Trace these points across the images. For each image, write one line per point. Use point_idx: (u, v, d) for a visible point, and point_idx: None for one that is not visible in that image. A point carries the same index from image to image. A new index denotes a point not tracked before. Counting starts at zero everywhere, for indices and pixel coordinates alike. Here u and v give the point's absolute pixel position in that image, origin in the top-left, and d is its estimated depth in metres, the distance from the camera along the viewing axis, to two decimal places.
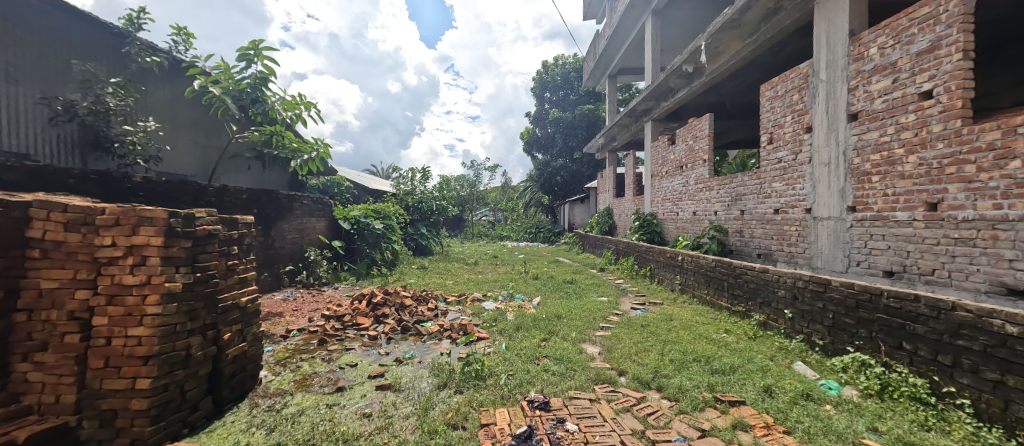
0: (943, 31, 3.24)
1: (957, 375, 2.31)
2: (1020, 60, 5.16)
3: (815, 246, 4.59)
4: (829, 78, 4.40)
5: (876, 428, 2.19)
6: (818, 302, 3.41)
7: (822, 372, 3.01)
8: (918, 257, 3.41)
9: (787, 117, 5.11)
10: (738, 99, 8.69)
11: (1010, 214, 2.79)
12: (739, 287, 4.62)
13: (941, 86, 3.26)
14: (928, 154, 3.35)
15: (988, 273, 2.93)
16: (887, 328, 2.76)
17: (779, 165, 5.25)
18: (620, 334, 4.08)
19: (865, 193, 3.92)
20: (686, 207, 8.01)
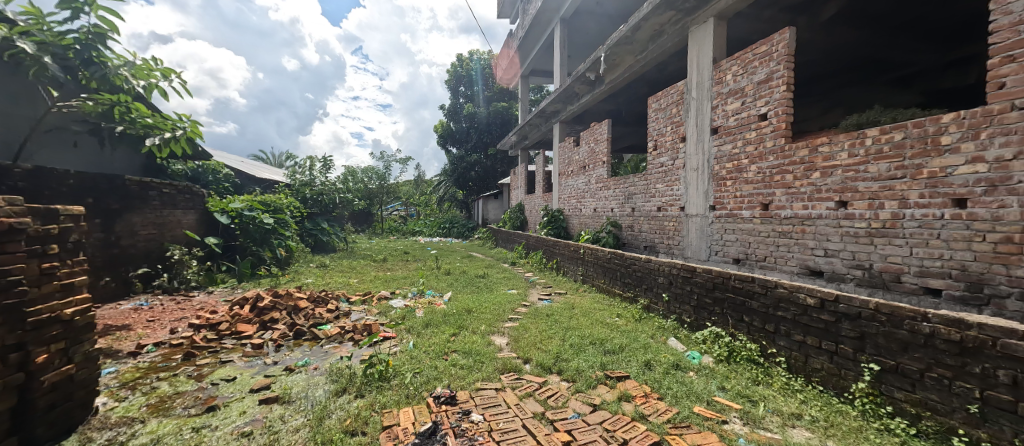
0: (774, 66, 4.04)
1: (777, 338, 2.93)
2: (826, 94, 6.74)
3: (686, 239, 5.38)
4: (698, 96, 5.16)
5: (723, 387, 2.68)
6: (687, 286, 4.00)
7: (688, 345, 3.56)
8: (756, 246, 4.24)
9: (667, 127, 5.88)
10: (632, 108, 9.69)
11: (813, 213, 3.63)
12: (629, 275, 5.19)
13: (773, 110, 4.06)
14: (764, 164, 4.15)
15: (798, 259, 3.78)
16: (733, 305, 3.38)
17: (661, 169, 6.01)
18: (526, 324, 4.28)
19: (722, 194, 4.72)
20: (588, 204, 8.69)
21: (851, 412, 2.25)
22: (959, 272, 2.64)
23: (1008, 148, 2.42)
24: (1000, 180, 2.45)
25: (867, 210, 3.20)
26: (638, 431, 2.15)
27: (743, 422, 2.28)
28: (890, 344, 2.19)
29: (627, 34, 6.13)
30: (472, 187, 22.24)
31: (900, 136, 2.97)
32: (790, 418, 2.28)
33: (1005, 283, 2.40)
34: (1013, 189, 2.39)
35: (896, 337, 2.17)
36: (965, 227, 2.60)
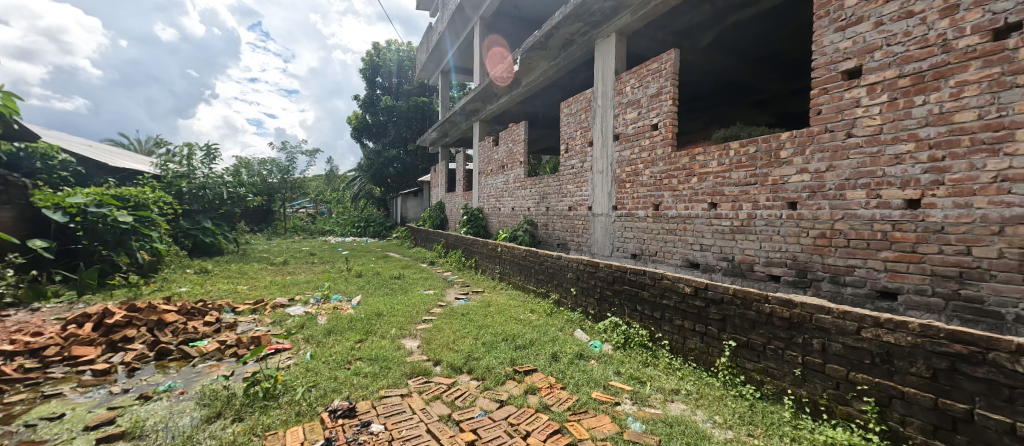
0: (663, 82, 4.54)
1: (662, 324, 3.29)
2: (706, 111, 7.84)
3: (593, 236, 5.79)
4: (603, 104, 5.57)
5: (619, 371, 2.93)
6: (592, 280, 4.29)
7: (592, 335, 3.83)
8: (648, 242, 4.75)
9: (576, 131, 6.25)
10: (548, 112, 10.12)
11: (691, 213, 4.18)
12: (542, 272, 5.40)
13: (662, 122, 4.56)
14: (655, 169, 4.65)
15: (680, 254, 4.32)
16: (629, 296, 3.71)
17: (572, 170, 6.36)
18: (440, 325, 4.20)
19: (622, 195, 5.18)
20: (506, 203, 8.85)
21: (716, 383, 2.65)
22: (791, 261, 3.27)
23: (823, 162, 3.06)
24: (818, 187, 3.09)
25: (731, 211, 3.77)
26: (540, 421, 2.24)
27: (632, 402, 2.52)
28: (743, 323, 2.61)
29: (541, 39, 6.34)
30: (390, 185, 21.16)
31: (754, 149, 3.56)
32: (670, 394, 2.59)
33: (821, 269, 3.06)
34: (827, 195, 3.03)
35: (747, 317, 2.59)
36: (796, 224, 3.23)
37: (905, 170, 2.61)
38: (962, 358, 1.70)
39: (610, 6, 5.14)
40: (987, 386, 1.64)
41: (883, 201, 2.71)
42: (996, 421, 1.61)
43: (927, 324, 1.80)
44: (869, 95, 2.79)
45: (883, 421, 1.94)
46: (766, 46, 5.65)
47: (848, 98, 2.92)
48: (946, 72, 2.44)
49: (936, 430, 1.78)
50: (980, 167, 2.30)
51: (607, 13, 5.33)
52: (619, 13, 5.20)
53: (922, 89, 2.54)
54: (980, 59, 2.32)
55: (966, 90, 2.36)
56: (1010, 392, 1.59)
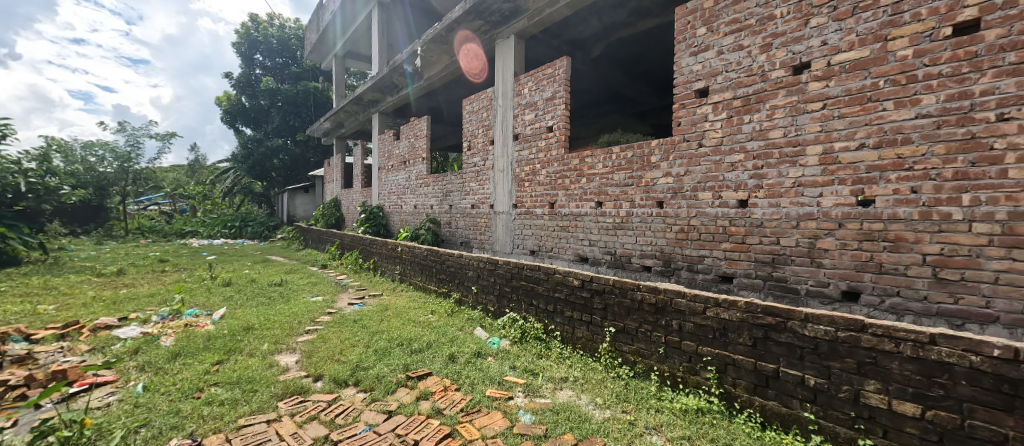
0: (557, 88, 4.80)
1: (555, 317, 3.46)
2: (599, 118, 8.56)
3: (494, 234, 5.86)
4: (502, 104, 5.65)
5: (514, 366, 3.00)
6: (491, 277, 4.32)
7: (491, 332, 3.86)
8: (545, 239, 4.99)
9: (478, 129, 6.24)
10: (452, 108, 9.97)
11: (581, 211, 4.51)
12: (443, 271, 5.25)
13: (556, 124, 4.81)
14: (550, 169, 4.89)
15: (572, 249, 4.62)
16: (525, 291, 3.83)
17: (474, 168, 6.34)
18: (326, 335, 3.78)
19: (521, 194, 5.35)
20: (408, 201, 8.44)
21: (599, 367, 2.89)
22: (659, 253, 3.74)
23: (682, 167, 3.55)
24: (679, 189, 3.58)
25: (613, 209, 4.15)
26: (430, 428, 2.16)
27: (525, 394, 2.60)
28: (620, 310, 2.89)
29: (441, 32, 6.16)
30: (276, 178, 18.53)
31: (631, 154, 3.97)
32: (559, 383, 2.74)
33: (680, 259, 3.57)
34: (685, 196, 3.54)
35: (623, 305, 2.87)
36: (663, 220, 3.70)
37: (738, 175, 3.18)
38: (772, 328, 2.12)
39: (509, 8, 5.24)
40: (788, 348, 2.07)
41: (724, 201, 3.27)
42: (792, 375, 2.04)
43: (751, 302, 2.19)
44: (715, 112, 3.33)
45: (721, 385, 2.33)
46: (644, 63, 6.44)
47: (699, 113, 3.44)
48: (764, 97, 3.04)
49: (755, 388, 2.19)
50: (785, 174, 2.92)
51: (506, 14, 5.42)
52: (517, 16, 5.34)
53: (749, 110, 3.12)
54: (785, 88, 2.94)
55: (776, 113, 2.97)
56: (801, 351, 2.02)
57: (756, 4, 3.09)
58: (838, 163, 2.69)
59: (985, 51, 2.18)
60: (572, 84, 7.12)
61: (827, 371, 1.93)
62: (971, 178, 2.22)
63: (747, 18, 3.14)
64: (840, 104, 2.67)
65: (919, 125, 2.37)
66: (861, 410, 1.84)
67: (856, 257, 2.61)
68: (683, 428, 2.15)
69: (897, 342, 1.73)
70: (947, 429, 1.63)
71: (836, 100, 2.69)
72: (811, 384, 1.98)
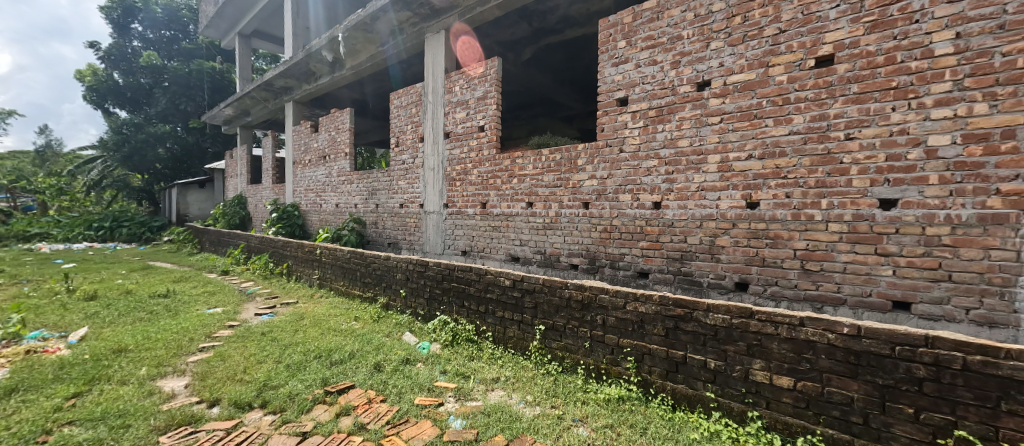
0: (488, 88, 4.77)
1: (487, 317, 3.42)
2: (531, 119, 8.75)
3: (424, 235, 5.65)
4: (432, 101, 5.46)
5: (445, 370, 2.90)
6: (421, 280, 4.12)
7: (421, 336, 3.69)
8: (477, 239, 4.93)
9: (406, 125, 5.95)
10: (378, 101, 9.42)
11: (512, 211, 4.53)
12: (368, 274, 4.89)
13: (488, 124, 4.78)
14: (482, 169, 4.84)
15: (505, 249, 4.63)
16: (456, 293, 3.72)
17: (403, 166, 6.01)
18: (227, 351, 3.29)
19: (452, 194, 5.22)
20: (328, 199, 7.78)
21: (529, 365, 2.92)
22: (585, 251, 3.91)
23: (606, 170, 3.75)
24: (603, 190, 3.77)
25: (543, 209, 4.24)
26: None
27: (455, 399, 2.53)
28: (550, 308, 2.95)
29: (365, 19, 5.76)
30: (162, 171, 15.84)
31: (560, 156, 4.09)
32: (491, 383, 2.71)
33: (604, 257, 3.77)
34: (608, 197, 3.74)
35: (552, 303, 2.93)
36: (589, 220, 3.87)
37: (654, 179, 3.45)
38: (681, 318, 2.31)
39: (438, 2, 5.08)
40: (693, 336, 2.27)
41: (642, 203, 3.53)
42: (697, 359, 2.24)
43: (664, 295, 2.37)
44: (634, 120, 3.57)
45: (638, 374, 2.49)
46: (571, 70, 6.72)
47: (621, 121, 3.66)
48: (674, 109, 3.33)
49: (666, 374, 2.37)
50: (691, 179, 3.24)
51: (435, 8, 5.25)
52: (447, 11, 5.20)
53: (662, 119, 3.40)
54: (691, 102, 3.25)
55: (684, 123, 3.27)
56: (704, 338, 2.23)
57: (668, 24, 3.36)
58: (733, 170, 3.04)
59: (838, 81, 2.62)
60: (502, 85, 7.15)
61: (724, 354, 2.16)
62: (828, 186, 2.66)
63: (660, 36, 3.40)
64: (734, 119, 3.03)
65: (792, 140, 2.78)
66: (749, 386, 2.09)
67: (746, 253, 2.99)
68: (606, 417, 2.25)
69: (777, 325, 1.98)
70: (812, 396, 1.90)
71: (730, 115, 3.05)
72: (712, 367, 2.20)
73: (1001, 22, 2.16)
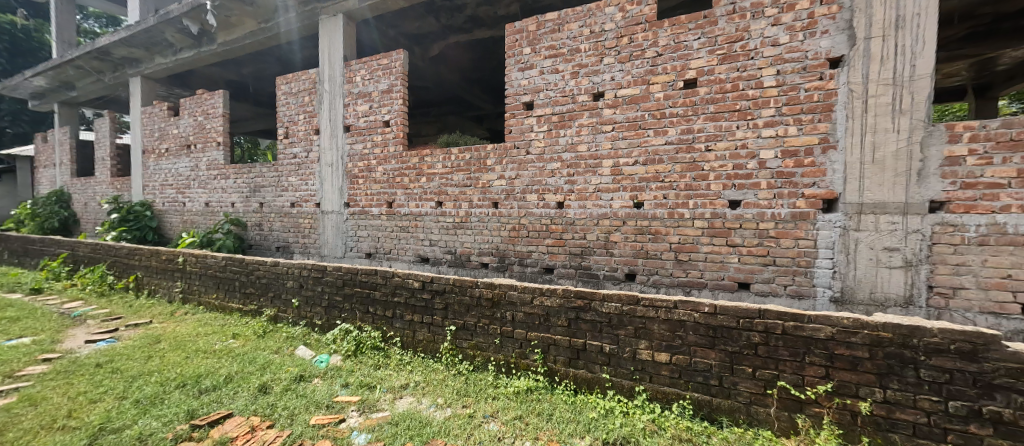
0: (393, 81, 4.54)
1: (394, 322, 3.27)
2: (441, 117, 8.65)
3: (322, 237, 5.15)
4: (329, 90, 4.99)
5: (347, 383, 2.69)
6: (317, 287, 3.73)
7: (318, 349, 3.36)
8: (383, 241, 4.68)
9: (297, 115, 5.30)
10: (261, 85, 8.27)
11: (421, 211, 4.40)
12: (250, 285, 4.25)
13: (394, 119, 4.56)
14: (388, 167, 4.59)
15: (413, 250, 4.48)
16: (360, 299, 3.47)
17: (294, 161, 5.36)
18: (41, 393, 2.56)
19: (354, 192, 4.86)
20: (195, 197, 6.56)
21: (440, 367, 2.87)
22: (495, 250, 3.99)
23: (514, 171, 3.88)
24: (511, 190, 3.90)
25: (453, 209, 4.21)
26: None
27: (359, 413, 2.37)
28: (460, 308, 2.94)
29: None
30: None
31: (469, 156, 4.10)
32: (399, 391, 2.61)
33: (513, 255, 3.90)
34: (516, 197, 3.87)
35: (463, 302, 2.93)
36: (498, 220, 3.96)
37: (557, 180, 3.68)
38: (581, 309, 2.51)
39: None
40: (592, 324, 2.48)
41: (547, 203, 3.74)
42: (595, 345, 2.46)
43: (566, 288, 2.55)
44: (539, 124, 3.76)
45: (545, 364, 2.63)
46: (480, 70, 6.76)
47: (527, 124, 3.82)
48: (574, 116, 3.60)
49: (569, 361, 2.56)
50: (589, 181, 3.54)
51: None
52: None
53: (563, 125, 3.65)
54: (588, 110, 3.55)
55: (582, 130, 3.56)
56: (600, 325, 2.46)
57: (568, 36, 3.60)
58: (622, 174, 3.41)
59: (700, 101, 3.12)
60: (410, 80, 6.88)
61: (616, 338, 2.41)
62: (694, 189, 3.15)
63: (561, 47, 3.63)
64: (623, 128, 3.39)
65: (667, 150, 3.23)
66: (636, 364, 2.36)
67: (633, 247, 3.37)
68: (515, 409, 2.33)
69: (658, 309, 2.28)
70: (683, 367, 2.23)
71: (620, 125, 3.41)
72: (607, 350, 2.44)
73: (805, 64, 2.80)
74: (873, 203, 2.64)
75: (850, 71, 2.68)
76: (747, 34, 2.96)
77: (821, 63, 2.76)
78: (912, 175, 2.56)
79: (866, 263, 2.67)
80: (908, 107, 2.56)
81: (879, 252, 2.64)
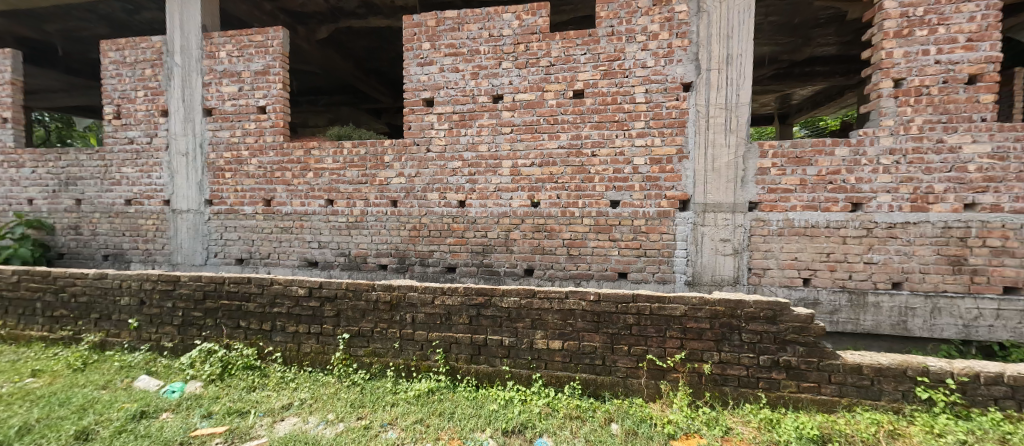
0: (270, 61, 3.99)
1: (274, 335, 2.89)
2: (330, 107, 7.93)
3: (173, 241, 4.26)
4: (181, 64, 4.15)
5: (209, 413, 2.29)
6: (167, 302, 3.08)
7: (168, 377, 2.79)
8: (259, 244, 4.09)
9: (133, 90, 4.28)
10: (76, 48, 6.45)
11: (308, 209, 3.96)
12: (61, 306, 3.29)
13: (271, 105, 4.01)
14: (264, 159, 4.03)
15: (298, 253, 4.01)
16: (228, 312, 2.97)
17: (129, 147, 4.31)
18: None
19: (219, 187, 4.14)
20: None
21: (331, 380, 2.64)
22: (394, 250, 3.82)
23: (413, 168, 3.76)
24: (410, 189, 3.77)
25: (346, 207, 3.89)
26: None
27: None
28: (355, 314, 2.74)
29: None
30: None
31: (364, 150, 3.84)
32: (280, 413, 2.32)
33: (414, 255, 3.79)
34: (416, 196, 3.77)
35: (358, 307, 2.74)
36: (397, 219, 3.79)
37: (458, 179, 3.69)
38: (482, 306, 2.56)
39: None
40: (492, 319, 2.56)
41: (448, 201, 3.72)
42: (495, 339, 2.54)
43: (467, 286, 2.58)
44: (439, 122, 3.72)
45: (446, 363, 2.63)
46: (377, 60, 6.40)
47: (427, 121, 3.74)
48: (474, 116, 3.65)
49: (471, 357, 2.59)
50: (490, 180, 3.63)
51: None
52: None
53: (464, 124, 3.67)
54: (488, 112, 3.63)
55: (482, 130, 3.63)
56: (500, 320, 2.55)
57: (467, 37, 3.63)
58: (521, 175, 3.58)
59: (587, 111, 3.45)
60: (292, 62, 6.13)
61: (515, 330, 2.53)
62: (582, 190, 3.47)
63: (461, 46, 3.65)
64: (521, 131, 3.56)
65: (560, 153, 3.50)
66: (533, 353, 2.51)
67: (531, 244, 3.57)
68: (415, 413, 2.28)
69: (552, 300, 2.46)
70: (573, 351, 2.45)
71: (518, 127, 3.57)
72: (506, 343, 2.53)
73: (666, 85, 3.32)
74: (714, 204, 3.26)
75: (697, 95, 3.27)
76: (622, 55, 3.37)
77: (677, 87, 3.30)
78: (738, 182, 3.23)
79: (709, 252, 3.29)
80: (735, 127, 3.23)
81: (718, 243, 3.27)
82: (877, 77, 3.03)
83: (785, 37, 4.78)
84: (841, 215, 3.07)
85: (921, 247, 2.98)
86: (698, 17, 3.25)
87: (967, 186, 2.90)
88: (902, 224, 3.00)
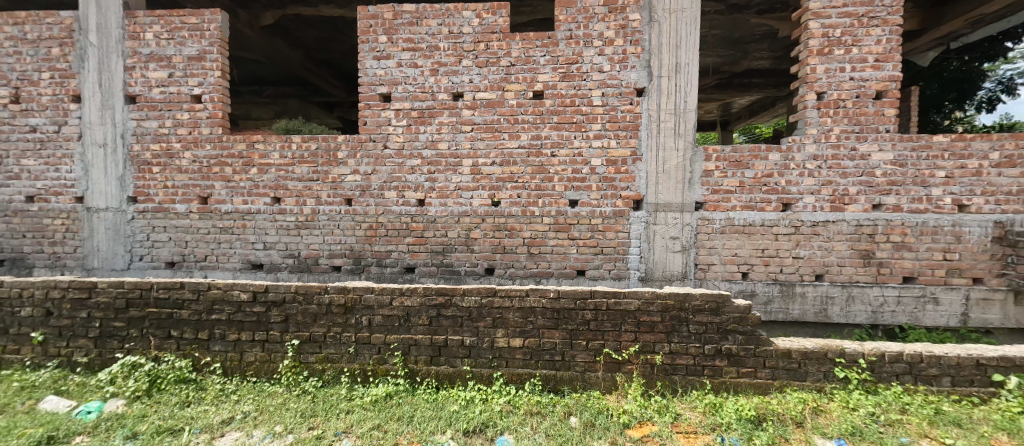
0: (206, 46, 3.66)
1: (212, 345, 2.66)
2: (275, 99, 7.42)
3: (89, 243, 3.79)
4: (98, 44, 3.70)
5: (133, 433, 2.07)
6: (81, 312, 2.73)
7: (82, 396, 2.47)
8: (194, 245, 3.74)
9: (37, 71, 3.74)
10: None
11: (252, 208, 3.69)
12: None
13: (208, 94, 3.68)
14: (200, 153, 3.69)
15: (240, 255, 3.72)
16: (157, 321, 2.69)
17: (32, 136, 3.77)
18: None
19: (146, 183, 3.74)
20: None
21: (278, 390, 2.48)
22: (348, 251, 3.66)
23: (369, 166, 3.63)
24: (366, 187, 3.63)
25: (296, 206, 3.67)
26: None
27: None
28: (305, 318, 2.60)
29: None
30: None
31: (315, 146, 3.64)
32: (219, 428, 2.15)
33: (370, 256, 3.65)
34: (373, 194, 3.63)
35: (308, 311, 2.60)
36: (352, 218, 3.63)
37: (417, 177, 3.61)
38: (442, 306, 2.53)
39: None
40: (452, 319, 2.53)
41: (407, 200, 3.63)
42: (456, 339, 2.52)
43: (427, 286, 2.53)
44: (397, 118, 3.61)
45: (404, 366, 2.56)
46: (328, 51, 6.08)
47: (384, 116, 3.62)
48: (434, 113, 3.59)
49: (431, 359, 2.55)
50: (450, 179, 3.59)
51: None
52: None
53: (423, 121, 3.59)
54: (448, 109, 3.58)
55: (442, 128, 3.58)
56: (461, 319, 2.53)
57: (426, 32, 3.55)
58: (481, 174, 3.57)
59: (546, 112, 3.51)
60: (232, 49, 5.65)
61: (476, 330, 2.52)
62: (542, 190, 3.53)
63: (419, 42, 3.56)
64: (481, 130, 3.55)
65: (520, 153, 3.53)
66: (495, 352, 2.52)
67: (492, 243, 3.57)
68: (372, 419, 2.20)
69: (513, 299, 2.48)
70: (534, 348, 2.49)
71: (478, 126, 3.56)
72: (467, 343, 2.52)
73: (621, 90, 3.46)
74: (664, 203, 3.45)
75: (649, 100, 3.44)
76: (580, 58, 3.47)
77: (631, 91, 3.45)
78: (686, 183, 3.44)
79: (660, 250, 3.47)
80: (683, 131, 3.43)
81: (668, 240, 3.47)
82: (803, 90, 3.36)
83: (727, 50, 5.16)
84: (774, 214, 3.37)
85: (839, 243, 3.35)
86: (649, 26, 3.42)
87: (875, 189, 3.29)
88: (823, 222, 3.34)
